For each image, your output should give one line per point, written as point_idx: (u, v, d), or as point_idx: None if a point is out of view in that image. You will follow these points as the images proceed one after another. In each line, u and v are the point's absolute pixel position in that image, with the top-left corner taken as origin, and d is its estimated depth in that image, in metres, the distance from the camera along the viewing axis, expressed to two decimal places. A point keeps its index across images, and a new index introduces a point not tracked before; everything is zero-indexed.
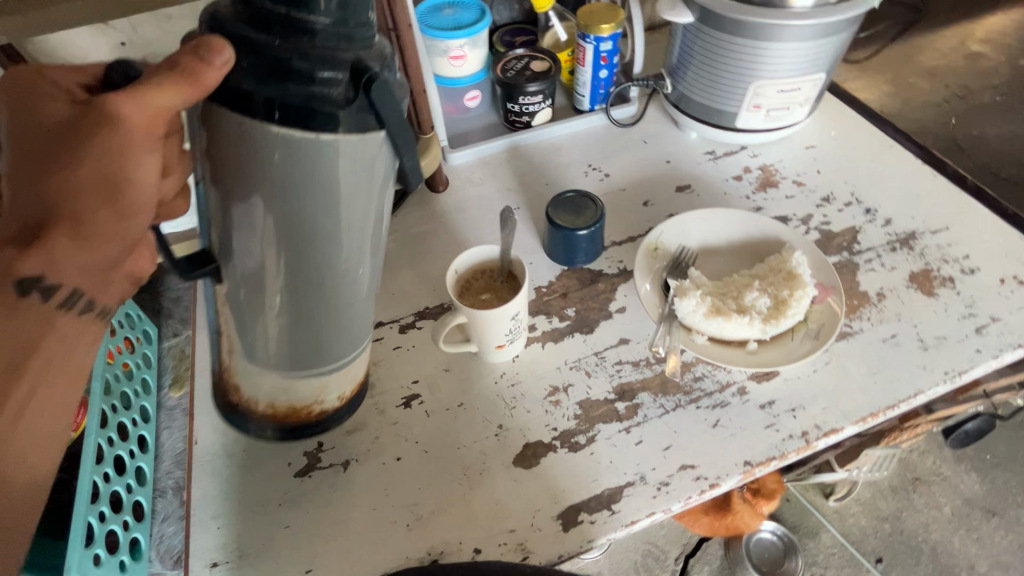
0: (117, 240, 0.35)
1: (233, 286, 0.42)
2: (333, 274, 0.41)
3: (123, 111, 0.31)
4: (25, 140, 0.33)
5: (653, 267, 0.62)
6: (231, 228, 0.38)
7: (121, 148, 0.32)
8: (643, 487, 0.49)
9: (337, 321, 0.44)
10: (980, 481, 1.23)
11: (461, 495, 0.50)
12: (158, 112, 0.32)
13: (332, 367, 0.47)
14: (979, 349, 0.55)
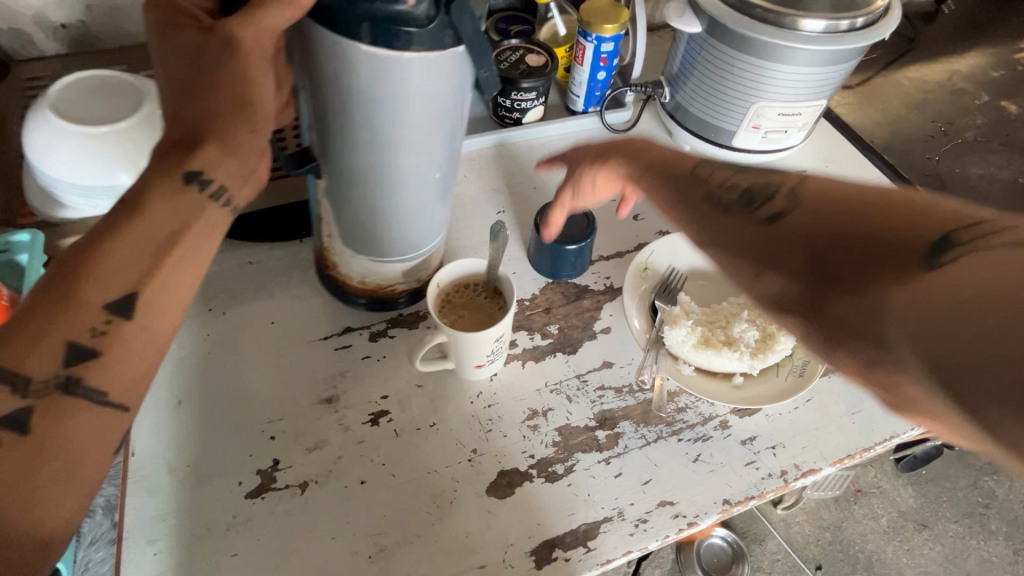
0: (252, 151, 0.38)
1: (331, 186, 0.46)
2: (415, 176, 0.45)
3: (239, 34, 0.34)
4: (171, 66, 0.36)
5: (640, 290, 0.59)
6: (325, 133, 0.42)
7: (246, 68, 0.35)
8: (621, 523, 0.48)
9: (419, 216, 0.49)
10: (914, 495, 1.29)
11: (430, 526, 0.47)
12: (266, 31, 0.34)
13: (413, 255, 0.53)
14: None
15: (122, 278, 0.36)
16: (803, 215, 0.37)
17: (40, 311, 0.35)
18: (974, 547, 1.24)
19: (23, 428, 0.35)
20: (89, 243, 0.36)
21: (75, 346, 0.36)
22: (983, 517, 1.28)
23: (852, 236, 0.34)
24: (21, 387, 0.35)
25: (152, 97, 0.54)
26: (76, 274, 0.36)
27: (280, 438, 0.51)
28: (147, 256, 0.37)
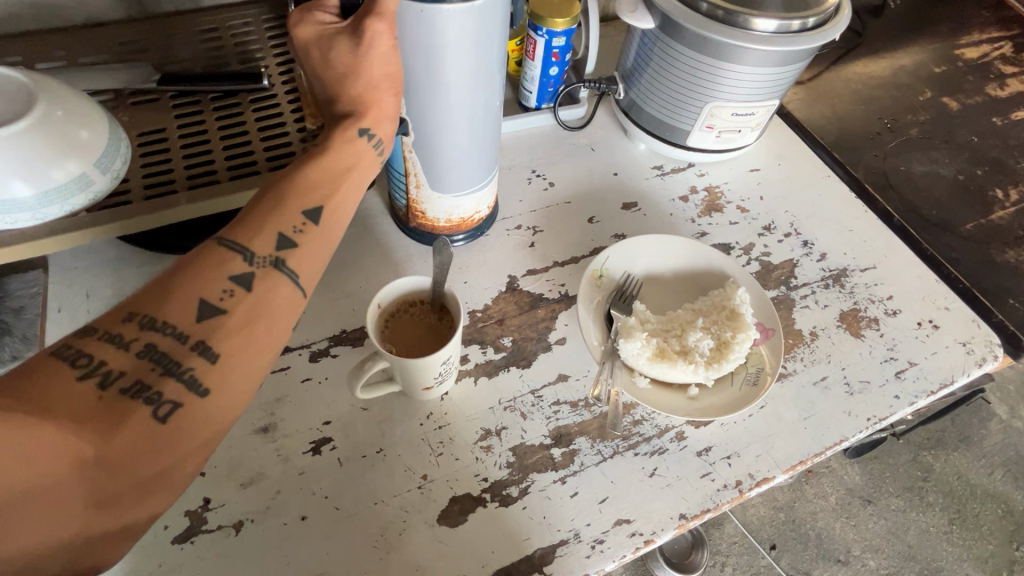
0: (390, 120, 0.45)
1: (417, 141, 0.50)
2: (486, 108, 0.49)
3: (377, 28, 0.40)
4: (329, 68, 0.44)
5: (596, 299, 0.58)
6: (409, 90, 0.46)
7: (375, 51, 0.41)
8: (578, 545, 0.46)
9: (488, 146, 0.53)
10: (861, 472, 1.34)
11: (378, 561, 0.44)
12: (389, 14, 0.40)
13: (486, 180, 0.57)
14: (898, 396, 0.57)
15: (319, 191, 0.41)
16: None
17: (254, 213, 0.39)
18: (914, 519, 1.29)
19: (248, 285, 0.36)
20: (288, 171, 0.42)
21: (282, 237, 0.38)
22: (922, 490, 1.33)
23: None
24: (245, 256, 0.36)
25: (49, 96, 0.48)
26: (288, 188, 0.41)
27: (212, 473, 0.47)
28: (338, 174, 0.43)
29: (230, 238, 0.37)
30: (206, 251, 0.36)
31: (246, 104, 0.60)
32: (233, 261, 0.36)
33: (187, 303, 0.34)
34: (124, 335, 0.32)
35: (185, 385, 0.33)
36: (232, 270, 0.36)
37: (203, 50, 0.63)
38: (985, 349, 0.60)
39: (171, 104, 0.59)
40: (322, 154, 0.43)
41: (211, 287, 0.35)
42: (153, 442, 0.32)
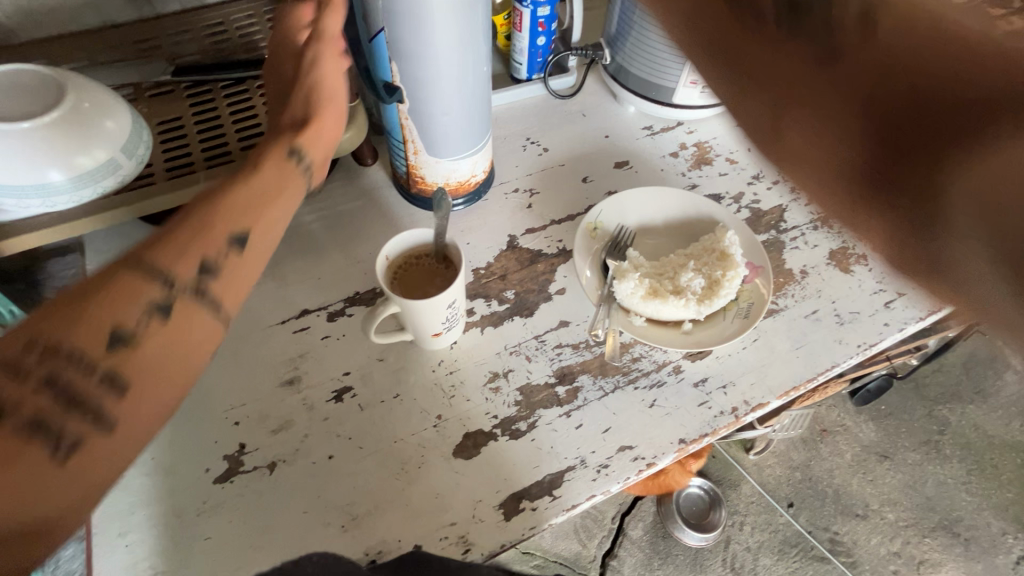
0: (325, 140, 0.48)
1: (411, 111, 0.54)
2: (474, 75, 0.53)
3: (323, 48, 0.48)
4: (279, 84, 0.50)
5: (592, 249, 0.61)
6: (401, 62, 0.49)
7: (319, 69, 0.48)
8: (584, 470, 0.50)
9: (479, 112, 0.57)
10: (875, 429, 1.35)
11: (401, 491, 0.48)
12: (331, 38, 0.49)
13: (479, 145, 0.60)
14: (887, 323, 0.59)
15: (246, 212, 0.39)
16: (894, 40, 0.21)
17: (176, 232, 0.37)
18: (931, 472, 1.30)
19: (167, 313, 0.34)
20: (215, 190, 0.40)
21: (208, 259, 0.37)
22: (938, 443, 1.33)
23: (944, 49, 0.19)
24: (162, 282, 0.34)
25: (76, 87, 0.52)
26: (212, 205, 0.39)
27: (245, 422, 0.51)
28: (265, 197, 0.41)
29: (141, 263, 0.34)
30: (113, 281, 0.34)
31: (253, 90, 0.64)
32: (148, 286, 0.34)
33: (96, 330, 0.32)
34: (19, 362, 0.30)
35: (90, 422, 0.31)
36: (145, 300, 0.34)
37: (211, 44, 0.67)
38: None
39: (186, 94, 0.64)
40: (253, 170, 0.42)
41: (124, 314, 0.33)
42: (45, 483, 0.30)
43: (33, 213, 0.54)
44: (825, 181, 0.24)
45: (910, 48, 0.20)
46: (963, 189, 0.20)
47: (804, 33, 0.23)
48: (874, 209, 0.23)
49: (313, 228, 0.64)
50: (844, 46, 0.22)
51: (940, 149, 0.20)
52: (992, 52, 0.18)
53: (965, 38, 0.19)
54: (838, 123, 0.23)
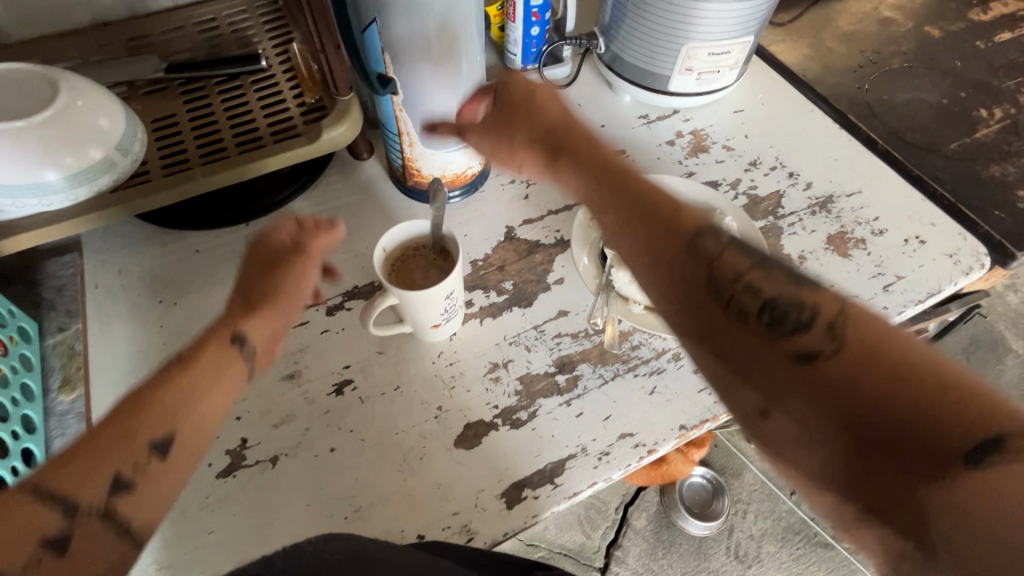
0: (282, 322, 0.48)
1: (406, 101, 0.54)
2: (468, 65, 0.52)
3: (304, 255, 0.49)
4: (257, 259, 0.49)
5: (590, 238, 0.61)
6: (394, 52, 0.49)
7: (299, 265, 0.48)
8: (585, 458, 0.50)
9: (474, 102, 0.57)
10: None
11: (403, 483, 0.48)
12: (312, 257, 0.49)
13: None
14: (886, 306, 0.59)
15: (174, 414, 0.39)
16: (846, 362, 0.33)
17: (92, 448, 0.36)
18: None
19: (61, 551, 0.33)
20: (145, 390, 0.39)
21: (118, 478, 0.35)
22: None
23: (931, 404, 0.30)
24: (65, 510, 0.33)
25: (70, 86, 0.52)
26: (138, 412, 0.38)
27: (246, 417, 0.51)
28: (198, 394, 0.41)
29: (50, 487, 0.33)
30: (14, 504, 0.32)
31: (247, 86, 0.64)
32: (42, 522, 0.32)
33: None
34: None
35: None
36: (42, 533, 0.32)
37: (204, 41, 0.67)
38: (972, 259, 0.62)
39: (180, 91, 0.63)
40: (189, 367, 0.42)
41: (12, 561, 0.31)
42: None
43: (30, 212, 0.54)
44: (808, 472, 0.34)
45: (884, 413, 0.31)
46: (942, 506, 0.29)
47: (777, 349, 0.36)
48: (869, 519, 0.31)
49: None
50: (826, 377, 0.33)
51: (910, 481, 0.30)
52: (964, 425, 0.29)
53: (916, 377, 0.31)
54: (818, 450, 0.33)
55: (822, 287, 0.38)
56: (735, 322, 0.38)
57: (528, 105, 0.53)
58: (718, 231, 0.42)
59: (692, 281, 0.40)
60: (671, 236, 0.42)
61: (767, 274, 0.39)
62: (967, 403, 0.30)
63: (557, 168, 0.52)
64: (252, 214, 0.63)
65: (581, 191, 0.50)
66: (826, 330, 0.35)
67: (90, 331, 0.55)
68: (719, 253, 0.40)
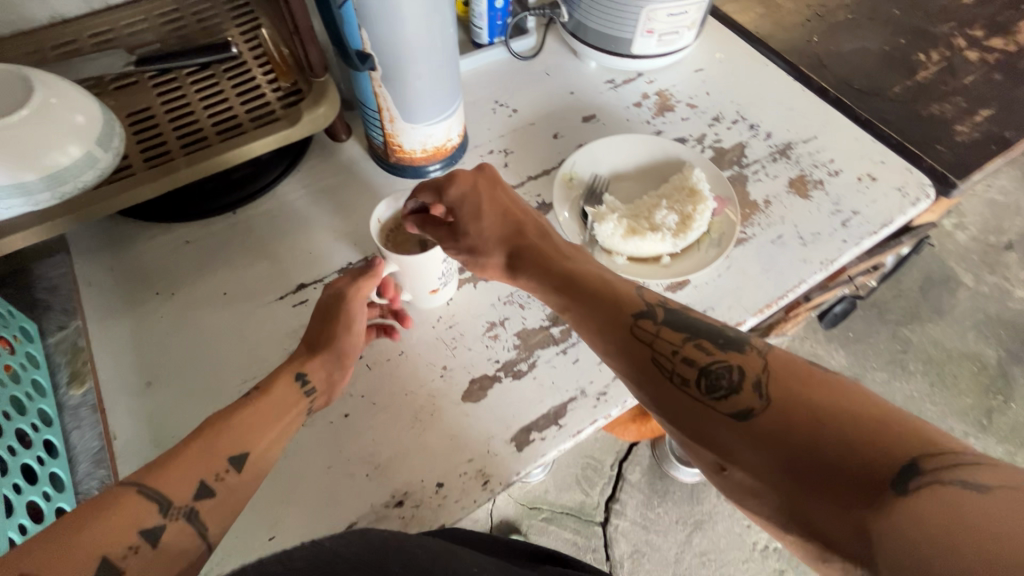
0: (340, 366, 0.49)
1: (384, 77, 0.55)
2: (440, 37, 0.54)
3: (355, 296, 0.50)
4: (324, 303, 0.51)
5: (571, 198, 0.64)
6: (369, 28, 0.51)
7: (351, 310, 0.50)
8: (585, 399, 0.54)
9: (449, 74, 0.58)
10: (846, 355, 1.42)
11: (418, 438, 0.51)
12: (362, 297, 0.51)
13: (451, 108, 0.62)
14: (845, 240, 0.64)
15: (249, 438, 0.42)
16: (771, 415, 0.36)
17: (179, 456, 0.39)
18: (899, 388, 1.38)
19: (153, 541, 0.36)
20: (231, 411, 0.43)
21: (202, 484, 0.39)
22: (903, 361, 1.42)
23: (851, 439, 0.33)
24: (160, 508, 0.37)
25: (43, 85, 0.52)
26: (220, 430, 0.41)
27: None
28: (269, 421, 0.43)
29: (151, 487, 0.37)
30: (124, 495, 0.36)
31: (220, 74, 0.64)
32: (145, 515, 0.36)
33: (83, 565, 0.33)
34: None
35: None
36: (142, 525, 0.36)
37: (170, 33, 0.67)
38: (918, 191, 0.68)
39: (152, 84, 0.63)
40: (262, 396, 0.45)
41: (116, 546, 0.35)
42: None
43: (15, 213, 0.54)
44: (770, 520, 0.36)
45: (812, 454, 0.34)
46: (882, 533, 0.30)
47: (715, 410, 0.39)
48: (829, 556, 0.32)
49: (297, 206, 0.65)
50: (762, 429, 0.36)
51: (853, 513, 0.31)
52: (881, 452, 0.32)
53: (830, 421, 0.34)
54: (767, 498, 0.35)
55: (745, 346, 0.42)
56: (678, 389, 0.41)
57: (479, 200, 0.51)
58: (653, 308, 0.45)
59: (636, 355, 0.44)
60: (616, 321, 0.45)
61: (700, 344, 0.42)
62: (881, 433, 0.33)
63: (521, 280, 0.50)
64: (237, 202, 0.64)
65: (549, 300, 0.49)
66: (752, 387, 0.38)
67: (91, 326, 0.56)
68: (654, 322, 0.44)
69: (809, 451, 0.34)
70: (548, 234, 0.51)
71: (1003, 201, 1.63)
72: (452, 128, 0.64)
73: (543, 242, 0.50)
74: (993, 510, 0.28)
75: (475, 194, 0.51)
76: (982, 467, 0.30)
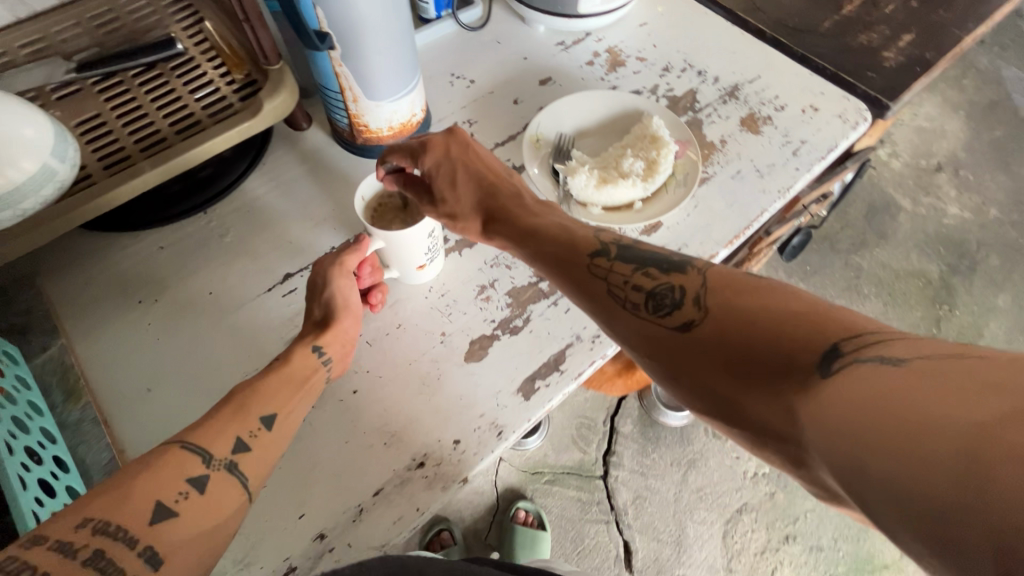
0: (346, 339, 0.51)
1: (344, 55, 0.55)
2: (394, 8, 0.54)
3: (343, 269, 0.53)
4: (318, 277, 0.53)
5: (540, 158, 0.66)
6: (325, 6, 0.51)
7: (340, 284, 0.52)
8: (581, 343, 0.56)
9: (407, 47, 0.59)
10: (806, 287, 1.51)
11: (428, 401, 0.53)
12: (348, 270, 0.53)
13: (413, 82, 0.62)
14: (798, 168, 0.69)
15: (275, 400, 0.45)
16: (710, 324, 0.37)
17: (213, 418, 0.43)
18: (857, 311, 1.48)
19: (202, 488, 0.39)
20: (251, 382, 0.46)
21: (240, 440, 0.42)
22: (858, 285, 1.52)
23: (785, 335, 0.33)
24: (203, 459, 0.40)
25: None
26: (248, 396, 0.45)
27: None
28: (290, 386, 0.47)
29: (192, 442, 0.41)
30: (168, 450, 0.40)
31: (168, 73, 0.63)
32: (191, 465, 0.40)
33: (142, 508, 0.36)
34: (75, 542, 0.33)
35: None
36: (188, 473, 0.39)
37: (107, 35, 0.64)
38: (857, 116, 0.73)
39: (97, 90, 0.61)
40: (283, 366, 0.48)
41: (169, 490, 0.38)
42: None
43: None
44: (720, 424, 0.36)
45: (746, 351, 0.34)
46: (810, 413, 0.29)
47: (662, 327, 0.40)
48: (772, 446, 0.31)
49: (270, 199, 0.65)
50: (701, 337, 0.37)
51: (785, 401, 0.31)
52: (810, 341, 0.31)
53: (763, 321, 0.34)
54: (710, 401, 0.35)
55: (689, 267, 0.42)
56: (629, 314, 0.42)
57: (457, 161, 0.55)
58: (606, 247, 0.47)
59: (589, 288, 0.45)
60: (573, 261, 0.47)
61: (648, 272, 0.43)
62: (812, 325, 0.32)
63: (494, 235, 0.53)
64: (206, 202, 0.63)
65: (516, 251, 0.52)
66: (694, 302, 0.39)
67: (77, 343, 0.55)
68: (607, 257, 0.46)
69: (743, 350, 0.34)
70: (519, 194, 0.54)
71: (929, 127, 1.74)
72: (416, 102, 0.64)
73: (506, 198, 0.54)
74: (909, 376, 0.26)
75: (454, 155, 0.55)
76: (908, 342, 0.28)
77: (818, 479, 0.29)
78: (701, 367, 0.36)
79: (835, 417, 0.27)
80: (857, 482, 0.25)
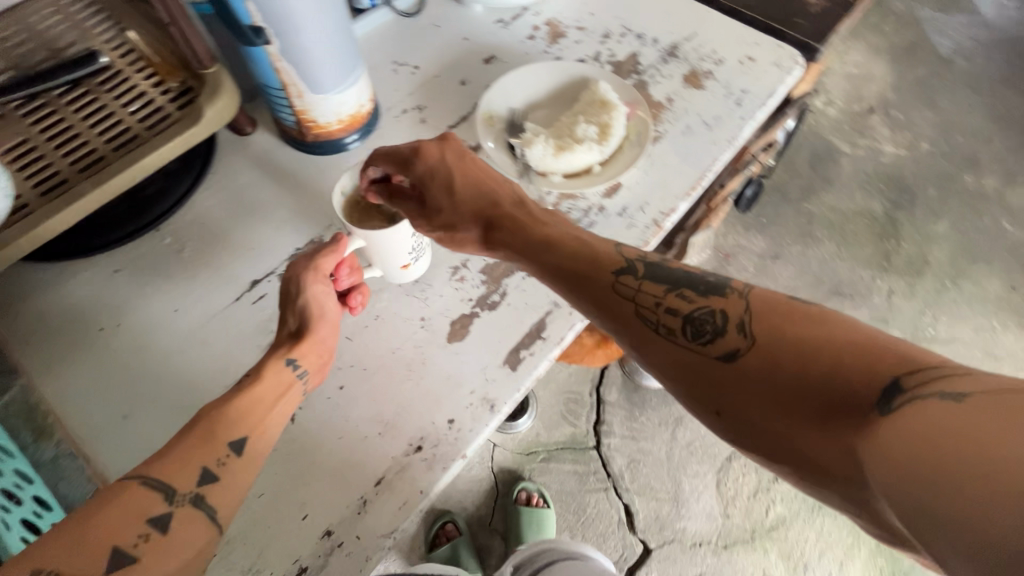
0: (324, 348, 0.50)
1: (284, 48, 0.54)
2: None
3: (316, 275, 0.51)
4: (291, 286, 0.52)
5: (496, 134, 0.67)
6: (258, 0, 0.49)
7: (316, 291, 0.51)
8: (560, 309, 0.57)
9: (346, 35, 0.58)
10: (764, 238, 1.57)
11: (417, 387, 0.53)
12: (322, 274, 0.52)
13: (357, 71, 0.61)
14: (742, 117, 0.71)
15: (244, 424, 0.44)
16: (758, 355, 0.36)
17: (176, 449, 0.42)
18: (813, 254, 1.55)
19: (164, 528, 0.40)
20: (222, 406, 0.44)
21: (206, 471, 0.42)
22: (811, 230, 1.59)
23: (844, 367, 0.33)
24: (167, 497, 0.40)
25: None
26: (216, 420, 0.44)
27: None
28: (261, 406, 0.46)
29: (155, 478, 0.41)
30: (131, 489, 0.40)
31: (95, 89, 0.60)
32: (152, 506, 0.40)
33: (99, 556, 0.37)
34: None
35: None
36: (149, 514, 0.40)
37: (22, 57, 0.61)
38: (791, 61, 0.76)
39: (20, 115, 0.58)
40: (255, 383, 0.46)
41: (127, 535, 0.39)
42: None
43: None
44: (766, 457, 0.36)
45: (800, 380, 0.34)
46: (870, 449, 0.29)
47: (702, 355, 0.39)
48: (827, 482, 0.31)
49: (224, 208, 0.63)
50: (746, 369, 0.37)
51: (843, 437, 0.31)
52: (873, 375, 0.31)
53: (819, 351, 0.34)
54: (760, 433, 0.35)
55: (726, 289, 0.42)
56: (664, 340, 0.42)
57: (450, 174, 0.52)
58: (632, 265, 0.46)
59: (616, 310, 0.44)
60: (596, 278, 0.46)
61: (683, 294, 0.43)
62: (873, 361, 0.32)
63: (494, 245, 0.51)
64: (156, 219, 0.61)
65: (519, 262, 0.50)
66: (738, 329, 0.38)
67: (38, 381, 0.52)
68: (634, 276, 0.45)
69: (797, 383, 0.34)
70: (521, 201, 0.52)
71: (858, 72, 1.82)
72: (361, 90, 0.63)
73: (510, 206, 0.51)
74: (973, 416, 0.26)
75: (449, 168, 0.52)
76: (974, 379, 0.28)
77: (874, 514, 0.29)
78: (748, 397, 0.36)
79: (895, 456, 0.27)
80: (917, 520, 0.25)
